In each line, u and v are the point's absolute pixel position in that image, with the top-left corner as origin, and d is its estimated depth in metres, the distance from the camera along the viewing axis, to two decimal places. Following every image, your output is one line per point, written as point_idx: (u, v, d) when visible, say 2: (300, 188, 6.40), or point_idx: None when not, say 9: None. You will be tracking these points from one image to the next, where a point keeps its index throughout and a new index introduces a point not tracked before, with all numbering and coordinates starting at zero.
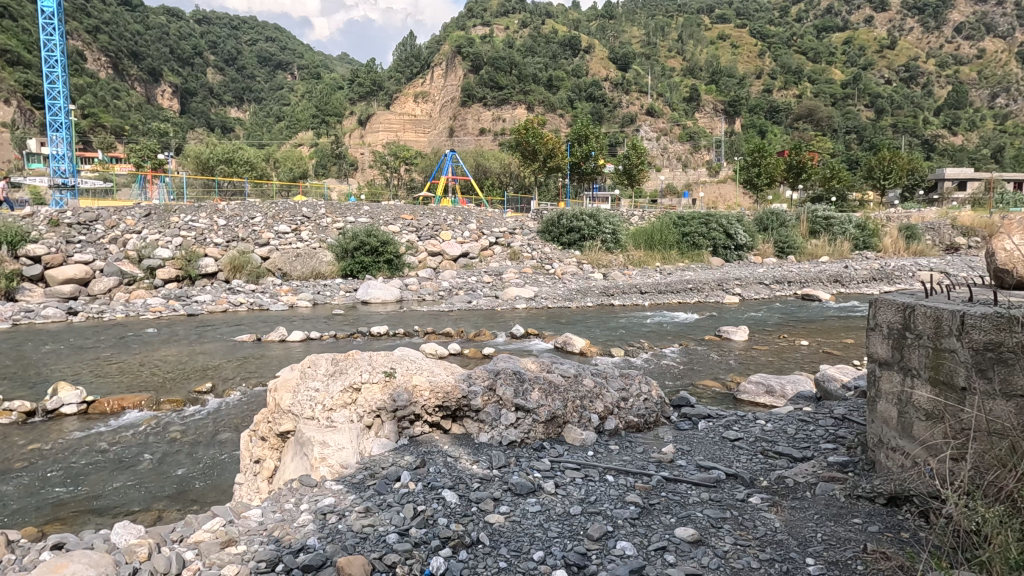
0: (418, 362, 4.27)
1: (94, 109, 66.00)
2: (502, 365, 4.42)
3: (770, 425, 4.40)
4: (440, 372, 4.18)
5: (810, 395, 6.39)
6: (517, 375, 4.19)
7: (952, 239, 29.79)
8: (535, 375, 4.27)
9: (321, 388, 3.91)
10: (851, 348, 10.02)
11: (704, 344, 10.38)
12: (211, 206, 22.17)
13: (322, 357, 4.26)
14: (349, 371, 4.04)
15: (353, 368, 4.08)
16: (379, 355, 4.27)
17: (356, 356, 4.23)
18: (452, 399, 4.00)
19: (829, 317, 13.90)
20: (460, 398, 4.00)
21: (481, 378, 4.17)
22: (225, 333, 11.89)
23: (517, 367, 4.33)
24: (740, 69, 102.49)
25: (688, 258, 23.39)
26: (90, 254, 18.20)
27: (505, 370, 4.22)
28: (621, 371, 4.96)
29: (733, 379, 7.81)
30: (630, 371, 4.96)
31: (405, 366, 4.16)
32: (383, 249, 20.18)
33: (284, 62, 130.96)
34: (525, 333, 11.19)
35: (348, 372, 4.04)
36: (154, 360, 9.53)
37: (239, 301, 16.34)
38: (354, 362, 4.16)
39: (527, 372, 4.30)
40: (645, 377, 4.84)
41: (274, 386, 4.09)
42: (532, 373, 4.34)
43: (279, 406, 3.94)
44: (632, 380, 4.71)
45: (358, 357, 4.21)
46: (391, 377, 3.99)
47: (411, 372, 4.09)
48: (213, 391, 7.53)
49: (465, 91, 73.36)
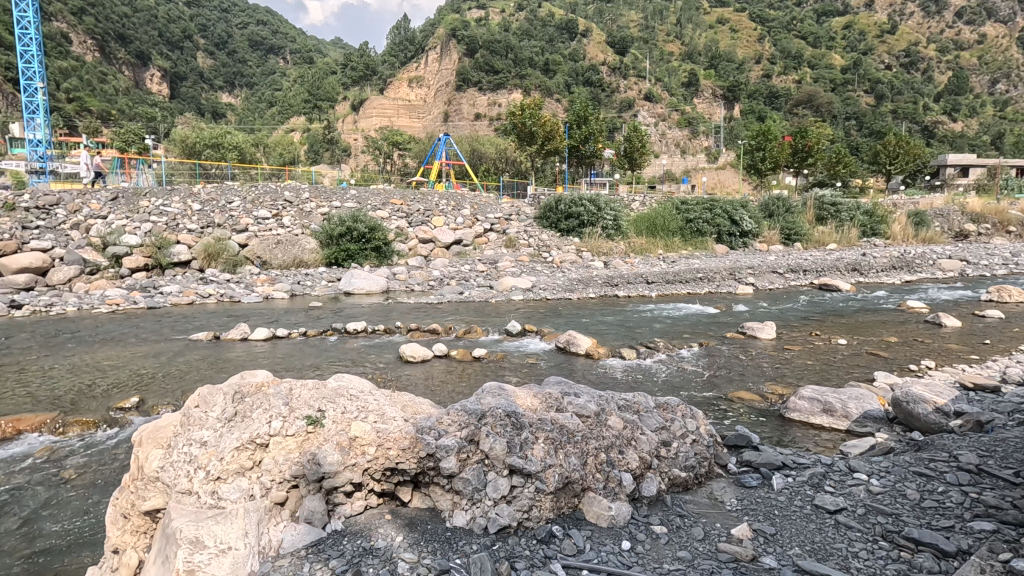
0: (368, 400, 3.36)
1: (79, 93, 63.94)
2: (489, 401, 3.35)
3: (880, 483, 3.20)
4: (394, 415, 3.24)
5: (881, 417, 5.21)
6: (514, 421, 3.16)
7: (962, 225, 28.38)
8: (539, 419, 3.22)
9: (212, 436, 3.01)
10: (897, 348, 8.70)
11: (728, 343, 9.10)
12: (186, 190, 20.64)
13: (217, 392, 3.33)
14: (267, 412, 3.11)
15: (264, 408, 3.15)
16: (311, 392, 3.35)
17: (268, 391, 3.30)
18: (409, 461, 3.07)
19: (858, 312, 12.53)
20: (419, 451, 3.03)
21: (458, 428, 3.13)
22: (181, 330, 10.41)
23: (511, 407, 3.28)
24: (740, 53, 100.69)
25: (691, 245, 21.99)
26: (49, 241, 16.70)
27: (495, 414, 3.18)
28: (660, 399, 3.86)
29: (772, 391, 6.48)
30: (671, 397, 3.88)
31: (353, 411, 3.22)
32: (372, 235, 18.72)
33: (276, 46, 128.10)
34: (523, 330, 9.82)
35: (254, 412, 3.14)
36: (88, 365, 8.11)
37: (207, 292, 14.89)
38: (263, 400, 3.23)
39: (527, 414, 3.25)
40: (691, 409, 3.74)
41: (140, 439, 3.12)
42: (532, 415, 3.27)
43: (142, 473, 2.95)
44: (675, 414, 3.60)
45: (273, 392, 3.28)
46: (316, 427, 3.09)
47: (352, 416, 3.18)
48: (138, 409, 6.13)
49: (460, 75, 71.43)
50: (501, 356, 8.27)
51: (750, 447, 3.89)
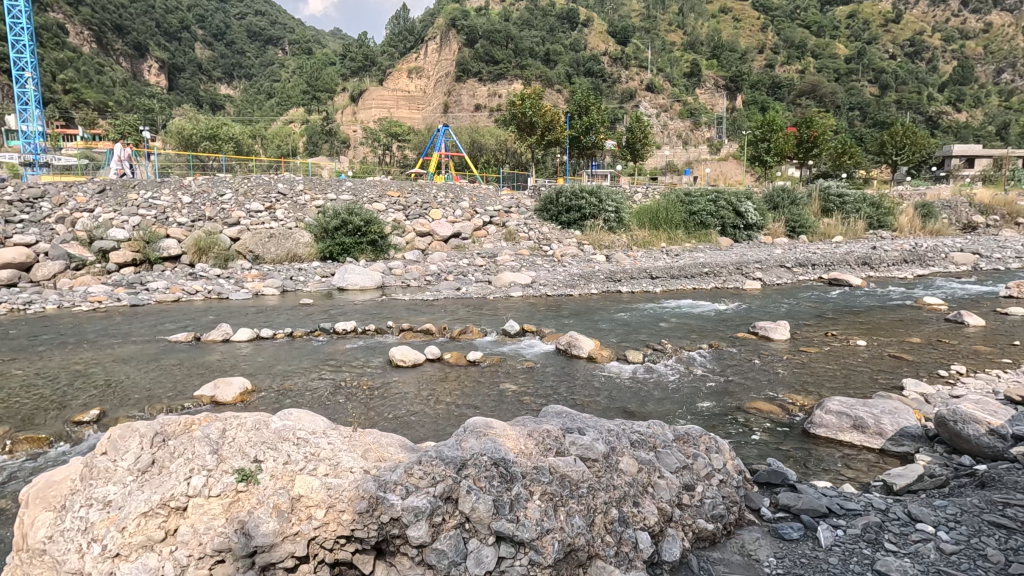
0: (327, 450, 3.05)
1: (76, 85, 63.23)
2: (470, 446, 3.00)
3: (948, 537, 2.96)
4: (351, 471, 2.90)
5: (920, 435, 4.67)
6: (501, 471, 2.82)
7: (971, 217, 27.70)
8: (534, 469, 2.88)
9: (117, 496, 2.71)
10: (922, 350, 8.14)
11: (739, 345, 8.54)
12: (176, 182, 20.04)
13: (136, 437, 2.98)
14: (191, 462, 2.83)
15: (187, 457, 2.86)
16: (250, 436, 3.03)
17: (195, 434, 3.01)
18: (365, 530, 2.71)
19: (873, 308, 11.95)
20: (378, 514, 2.69)
21: (432, 482, 2.77)
22: (162, 331, 9.85)
23: (501, 453, 2.94)
24: (742, 43, 99.61)
25: (695, 237, 21.37)
26: (33, 235, 16.14)
27: (482, 461, 2.85)
28: (679, 433, 3.57)
29: (793, 402, 5.95)
30: (693, 427, 3.65)
31: (301, 462, 2.92)
32: (367, 229, 18.19)
33: (274, 37, 126.91)
34: (521, 331, 9.27)
35: (174, 463, 2.86)
36: (55, 371, 7.55)
37: (194, 289, 14.36)
38: (190, 447, 2.92)
39: (519, 462, 2.91)
40: (716, 442, 3.51)
41: (30, 501, 2.78)
42: (525, 462, 2.92)
43: (28, 545, 2.63)
44: (697, 453, 3.36)
45: (200, 436, 3.00)
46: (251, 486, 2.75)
47: (295, 470, 2.87)
48: (99, 423, 5.63)
49: (460, 65, 70.52)
50: (498, 360, 7.73)
51: (792, 489, 3.58)
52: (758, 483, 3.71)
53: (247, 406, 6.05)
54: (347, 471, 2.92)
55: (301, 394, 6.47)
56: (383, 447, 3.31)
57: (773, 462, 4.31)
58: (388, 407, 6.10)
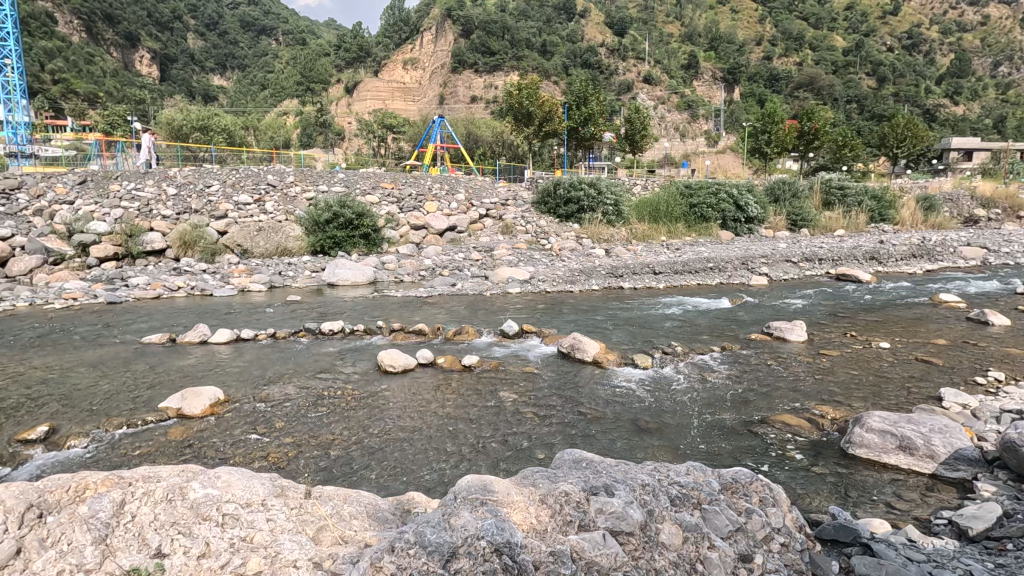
0: (268, 532, 2.51)
1: (65, 75, 62.08)
2: (462, 522, 2.48)
3: None
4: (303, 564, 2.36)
5: (978, 458, 4.12)
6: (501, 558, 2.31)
7: (972, 210, 27.19)
8: (549, 553, 2.39)
9: None
10: (950, 353, 7.57)
11: (753, 347, 7.97)
12: (161, 172, 19.25)
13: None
14: (65, 557, 2.27)
15: (62, 551, 2.28)
16: (156, 516, 2.51)
17: (75, 515, 2.45)
18: None
19: (888, 306, 11.37)
20: None
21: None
22: (136, 332, 9.17)
23: (505, 531, 2.43)
24: (741, 34, 98.86)
25: (695, 231, 20.77)
26: (8, 227, 15.40)
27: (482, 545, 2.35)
28: (727, 488, 3.11)
29: (824, 415, 5.39)
30: (741, 476, 3.19)
31: (225, 557, 2.35)
32: (360, 221, 17.50)
33: (268, 27, 125.26)
34: (520, 331, 8.67)
35: (41, 558, 2.25)
36: (10, 378, 6.89)
37: (176, 285, 13.70)
38: (71, 534, 2.36)
39: (529, 546, 2.41)
40: (772, 494, 3.11)
41: None
42: (537, 547, 2.42)
43: None
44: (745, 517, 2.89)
45: (85, 517, 2.44)
46: None
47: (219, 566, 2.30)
48: (47, 442, 5.00)
49: (455, 56, 69.46)
50: (496, 365, 7.10)
51: (865, 550, 3.03)
52: (822, 540, 3.15)
53: (217, 421, 5.41)
54: (292, 566, 2.33)
55: (278, 405, 5.86)
56: (345, 521, 2.72)
57: (828, 504, 3.74)
58: (374, 420, 5.46)
